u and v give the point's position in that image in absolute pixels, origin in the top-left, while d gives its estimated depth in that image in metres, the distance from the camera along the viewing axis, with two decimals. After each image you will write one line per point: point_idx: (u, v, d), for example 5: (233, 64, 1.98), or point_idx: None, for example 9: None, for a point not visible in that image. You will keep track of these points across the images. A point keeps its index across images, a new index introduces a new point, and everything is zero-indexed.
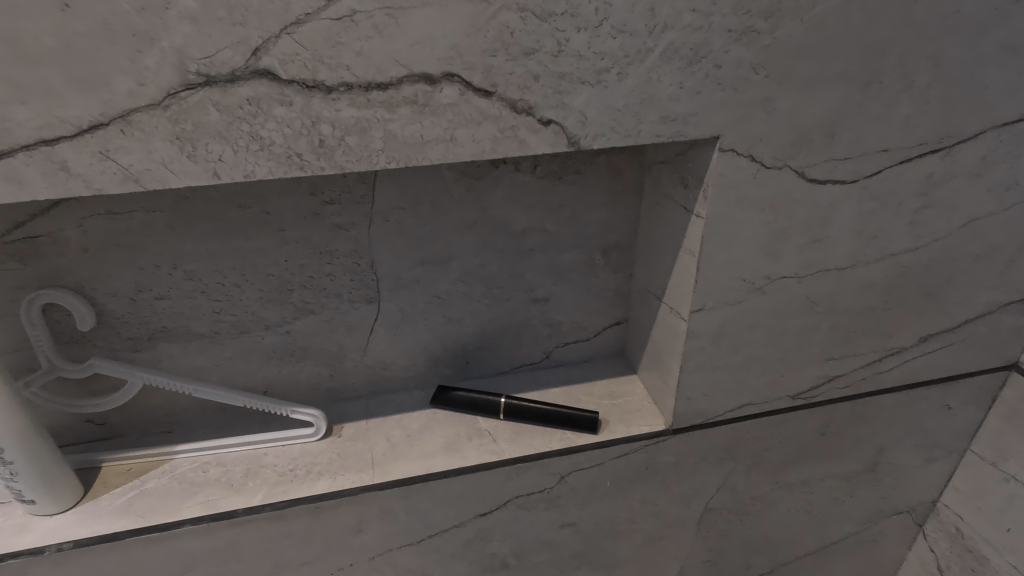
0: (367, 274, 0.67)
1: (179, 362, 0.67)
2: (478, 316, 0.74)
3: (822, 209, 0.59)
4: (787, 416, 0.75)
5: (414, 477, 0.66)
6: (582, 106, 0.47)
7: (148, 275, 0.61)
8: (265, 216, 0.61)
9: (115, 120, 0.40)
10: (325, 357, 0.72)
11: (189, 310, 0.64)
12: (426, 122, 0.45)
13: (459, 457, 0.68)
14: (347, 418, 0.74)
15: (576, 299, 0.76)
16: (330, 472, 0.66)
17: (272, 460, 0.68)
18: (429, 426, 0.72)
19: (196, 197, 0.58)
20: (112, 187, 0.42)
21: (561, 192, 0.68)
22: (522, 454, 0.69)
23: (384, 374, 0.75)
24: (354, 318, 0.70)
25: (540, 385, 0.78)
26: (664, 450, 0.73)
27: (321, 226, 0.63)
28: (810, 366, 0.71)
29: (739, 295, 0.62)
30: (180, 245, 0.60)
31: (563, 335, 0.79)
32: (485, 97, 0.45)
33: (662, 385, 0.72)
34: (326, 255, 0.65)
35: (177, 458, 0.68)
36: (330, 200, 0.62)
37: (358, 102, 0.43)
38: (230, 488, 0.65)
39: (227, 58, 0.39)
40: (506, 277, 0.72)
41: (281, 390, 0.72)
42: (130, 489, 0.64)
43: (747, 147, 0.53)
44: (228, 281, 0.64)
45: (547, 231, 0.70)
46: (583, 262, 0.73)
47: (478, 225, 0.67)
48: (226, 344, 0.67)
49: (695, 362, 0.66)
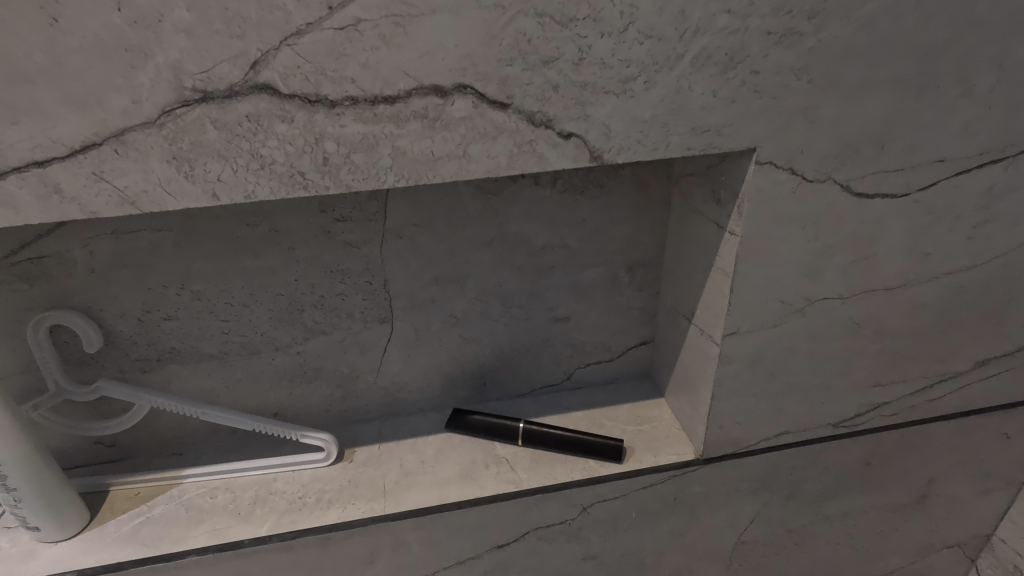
0: (379, 294, 0.65)
1: (189, 384, 0.65)
2: (495, 336, 0.71)
3: (870, 224, 0.54)
4: (828, 446, 0.69)
5: (427, 508, 0.63)
6: (606, 117, 0.43)
7: (156, 295, 0.59)
8: (275, 235, 0.59)
9: (109, 139, 0.38)
10: (337, 379, 0.69)
11: (197, 331, 0.62)
12: (438, 137, 0.42)
13: (475, 486, 0.65)
14: (360, 441, 0.71)
15: (599, 318, 0.72)
16: (340, 501, 0.63)
17: (281, 487, 0.65)
18: (444, 452, 0.69)
19: (204, 215, 0.56)
20: (108, 210, 0.40)
21: (583, 207, 0.64)
22: (542, 485, 0.65)
23: (398, 396, 0.72)
24: (367, 339, 0.67)
25: (561, 409, 0.74)
26: (693, 480, 0.68)
27: (332, 244, 0.61)
28: (854, 393, 0.65)
29: (777, 318, 0.57)
30: (187, 264, 0.59)
31: (586, 355, 0.75)
32: (501, 109, 0.42)
33: (692, 412, 0.67)
34: (336, 274, 0.62)
35: (185, 483, 0.66)
36: (341, 217, 0.59)
37: (364, 117, 0.40)
38: (238, 516, 0.62)
39: (225, 73, 0.37)
40: (525, 296, 0.68)
41: (292, 412, 0.70)
42: (136, 516, 0.62)
43: (787, 160, 0.48)
44: (237, 301, 0.62)
45: (568, 248, 0.66)
46: (606, 279, 0.69)
47: (496, 242, 0.64)
48: (235, 365, 0.65)
49: (728, 389, 0.61)
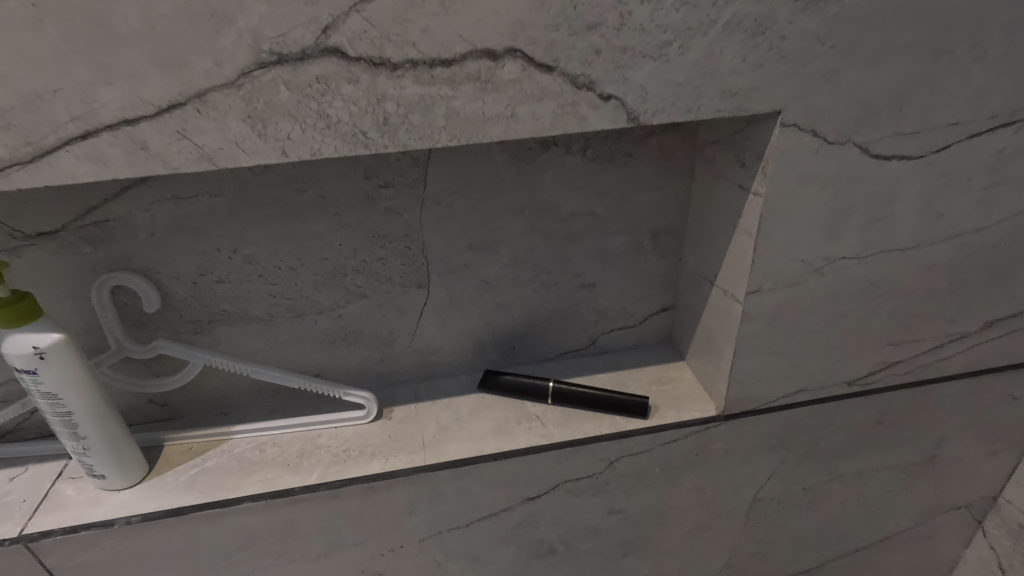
0: (417, 259, 0.68)
1: (238, 345, 0.70)
2: (525, 301, 0.74)
3: (886, 185, 0.57)
4: (842, 404, 0.73)
5: (465, 460, 0.66)
6: (643, 80, 0.46)
7: (210, 258, 0.63)
8: (322, 201, 0.62)
9: (193, 99, 0.41)
10: (376, 341, 0.73)
11: (247, 294, 0.67)
12: (488, 98, 0.45)
13: (509, 440, 0.68)
14: (397, 402, 0.75)
15: (624, 284, 0.76)
16: (382, 453, 0.67)
17: (325, 442, 0.69)
18: (477, 410, 0.73)
19: (257, 181, 0.60)
20: (187, 166, 0.43)
21: (611, 176, 0.67)
22: (572, 438, 0.68)
23: (432, 359, 0.76)
24: (405, 303, 0.71)
25: (586, 371, 0.78)
26: (715, 436, 0.72)
27: (375, 210, 0.64)
28: (869, 351, 0.69)
29: (797, 277, 0.60)
30: (240, 228, 0.62)
31: (610, 321, 0.78)
32: (547, 72, 0.45)
33: (714, 371, 0.71)
34: (378, 239, 0.66)
35: (235, 438, 0.70)
36: (384, 183, 0.62)
37: (422, 79, 0.43)
38: (287, 467, 0.66)
39: (298, 37, 0.40)
40: (553, 261, 0.72)
41: (333, 373, 0.74)
42: (192, 467, 0.66)
43: (810, 122, 0.52)
44: (285, 264, 0.65)
45: (596, 216, 0.70)
46: (631, 246, 0.73)
47: (528, 209, 0.67)
48: (281, 327, 0.70)
49: (750, 347, 0.65)
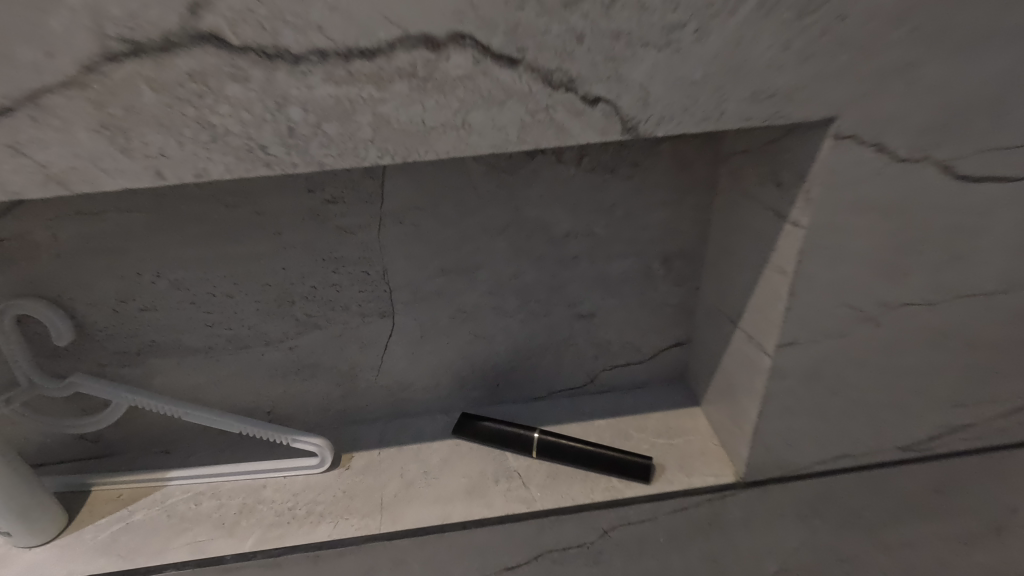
0: (378, 286, 0.57)
1: (174, 379, 0.60)
2: (510, 333, 0.63)
3: (972, 214, 0.43)
4: (893, 470, 0.60)
5: (427, 528, 0.56)
6: (644, 77, 0.34)
7: (130, 283, 0.53)
8: (258, 218, 0.51)
9: (21, 103, 0.30)
10: (336, 375, 0.62)
11: (178, 323, 0.56)
12: (430, 102, 0.33)
13: (482, 505, 0.57)
14: (359, 445, 0.64)
15: (629, 315, 0.63)
16: (332, 514, 0.57)
17: (270, 495, 0.60)
18: (449, 461, 0.62)
19: (177, 194, 0.49)
20: (30, 191, 0.33)
21: (614, 190, 0.55)
22: (557, 506, 0.57)
23: (402, 396, 0.65)
24: (367, 334, 0.60)
25: (582, 416, 0.66)
26: (732, 505, 0.60)
27: (323, 230, 0.53)
28: (931, 412, 0.55)
29: (845, 327, 0.47)
30: (162, 249, 0.52)
31: (612, 357, 0.66)
32: (509, 66, 0.33)
33: (734, 429, 0.58)
34: (330, 262, 0.55)
35: (170, 485, 0.61)
36: (332, 197, 0.51)
37: (336, 77, 0.32)
38: (221, 528, 0.57)
39: (157, 17, 0.29)
40: (543, 289, 0.60)
41: (286, 411, 0.64)
42: (115, 522, 0.58)
43: (875, 134, 0.38)
44: (221, 290, 0.55)
45: (595, 237, 0.57)
46: (638, 272, 0.60)
47: (511, 228, 0.55)
48: (222, 360, 0.59)
49: (778, 407, 0.52)
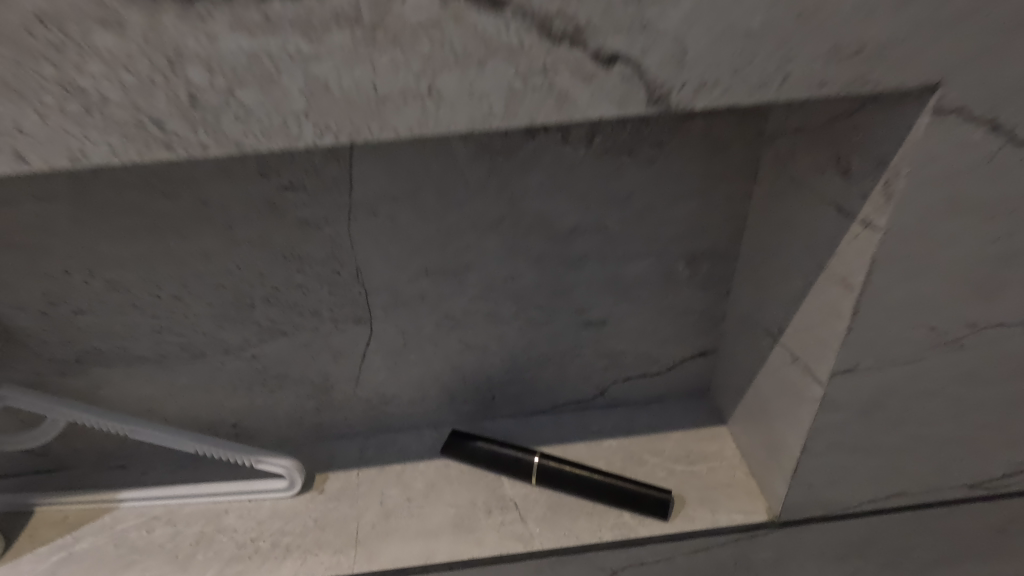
0: (351, 288, 0.48)
1: (122, 391, 0.52)
2: (506, 342, 0.54)
3: None
4: (955, 511, 0.51)
5: (408, 568, 0.48)
6: (679, 26, 0.24)
7: (58, 283, 0.45)
8: (202, 208, 0.43)
9: None
10: (307, 388, 0.54)
11: (121, 329, 0.48)
12: (382, 60, 0.24)
13: (471, 542, 0.50)
14: (335, 464, 0.57)
15: (646, 323, 0.54)
16: (300, 548, 0.50)
17: (232, 523, 0.52)
18: (437, 487, 0.54)
19: (102, 179, 0.40)
20: None
21: (633, 177, 0.45)
22: (559, 546, 0.49)
23: (384, 410, 0.57)
24: (341, 342, 0.52)
25: (590, 436, 0.58)
26: (762, 545, 0.51)
27: (281, 222, 0.44)
28: (1009, 449, 0.46)
29: (917, 352, 0.38)
30: (92, 245, 0.43)
31: (625, 368, 0.58)
32: (491, 10, 0.23)
33: (769, 460, 0.49)
34: (293, 260, 0.46)
35: (122, 508, 0.54)
36: (290, 183, 0.42)
37: (249, 23, 0.23)
38: (174, 561, 0.50)
39: None
40: (546, 293, 0.51)
41: (253, 426, 0.56)
42: (56, 551, 0.51)
43: (989, 108, 0.28)
44: (166, 292, 0.47)
45: (608, 233, 0.48)
46: (658, 273, 0.51)
47: (507, 222, 0.46)
48: (176, 370, 0.51)
49: (827, 442, 0.43)
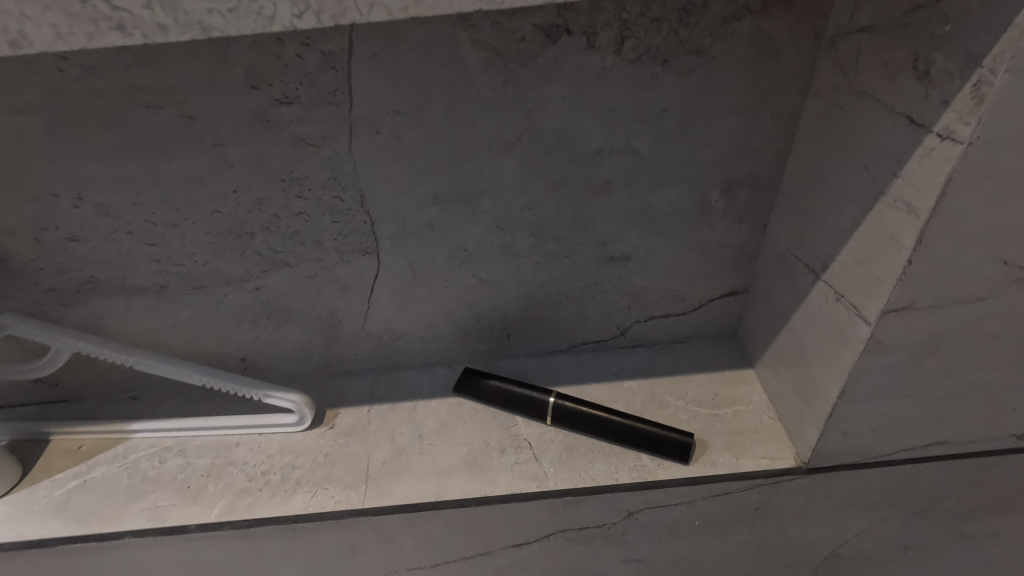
0: (356, 215, 0.45)
1: (125, 323, 0.50)
2: (522, 278, 0.51)
3: None
4: (1000, 463, 0.47)
5: (419, 504, 0.47)
6: None
7: (46, 207, 0.42)
8: (190, 124, 0.39)
9: None
10: (314, 322, 0.52)
11: (118, 257, 0.46)
12: None
13: (483, 480, 0.48)
14: (345, 400, 0.55)
15: (674, 258, 0.50)
16: (310, 482, 0.49)
17: (242, 456, 0.52)
18: (449, 425, 0.53)
19: (78, 91, 0.37)
20: None
21: (666, 91, 0.40)
22: (574, 486, 0.47)
23: (394, 347, 0.55)
24: (346, 274, 0.49)
25: (609, 377, 0.55)
26: (787, 492, 0.49)
27: (276, 140, 0.40)
28: None
29: (986, 289, 0.34)
30: (76, 164, 0.40)
31: (648, 307, 0.54)
32: None
33: (800, 405, 0.46)
34: (292, 184, 0.43)
35: (134, 439, 0.54)
36: (284, 96, 0.38)
37: None
38: (185, 492, 0.49)
39: None
40: (566, 224, 0.47)
41: (262, 361, 0.55)
42: (72, 479, 0.51)
43: None
44: (161, 218, 0.44)
45: (636, 156, 0.43)
46: (690, 203, 0.46)
47: (524, 143, 0.42)
48: (178, 302, 0.49)
49: (869, 387, 0.40)
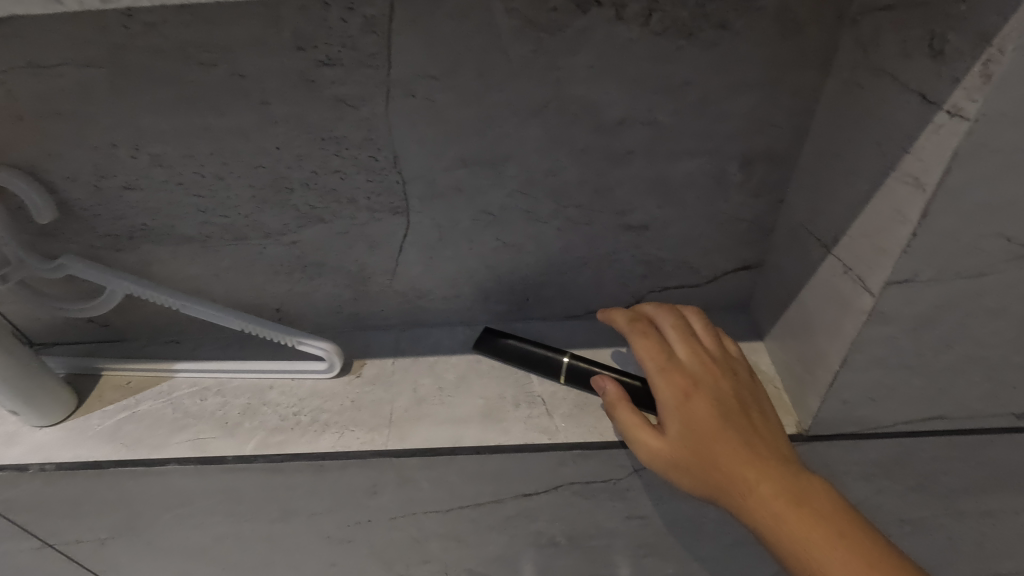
0: (388, 175, 0.48)
1: (171, 269, 0.54)
2: (542, 242, 0.53)
3: None
4: (996, 440, 0.49)
5: (437, 449, 0.51)
6: None
7: (107, 156, 0.46)
8: (240, 82, 0.42)
9: None
10: (344, 277, 0.55)
11: (168, 206, 0.49)
12: None
13: (498, 430, 0.52)
14: (371, 352, 0.59)
15: (689, 230, 0.52)
16: (338, 424, 0.53)
17: (275, 398, 0.56)
18: (467, 379, 0.56)
19: (139, 46, 0.40)
20: None
21: (689, 63, 0.41)
22: (583, 441, 0.50)
23: (418, 304, 0.58)
24: (377, 232, 0.52)
25: (622, 342, 0.58)
26: None
27: (317, 100, 0.43)
28: None
29: (985, 264, 0.35)
30: (135, 117, 0.43)
31: (662, 277, 0.56)
32: None
33: (803, 375, 0.48)
34: (330, 143, 0.45)
35: (177, 377, 0.58)
36: (327, 58, 0.41)
37: None
38: (224, 427, 0.54)
39: None
40: (587, 191, 0.49)
41: (295, 311, 0.58)
42: (122, 410, 0.55)
43: None
44: (208, 170, 0.47)
45: (657, 128, 0.45)
46: (708, 175, 0.48)
47: (550, 111, 0.44)
48: (220, 252, 0.53)
49: (869, 357, 0.41)
